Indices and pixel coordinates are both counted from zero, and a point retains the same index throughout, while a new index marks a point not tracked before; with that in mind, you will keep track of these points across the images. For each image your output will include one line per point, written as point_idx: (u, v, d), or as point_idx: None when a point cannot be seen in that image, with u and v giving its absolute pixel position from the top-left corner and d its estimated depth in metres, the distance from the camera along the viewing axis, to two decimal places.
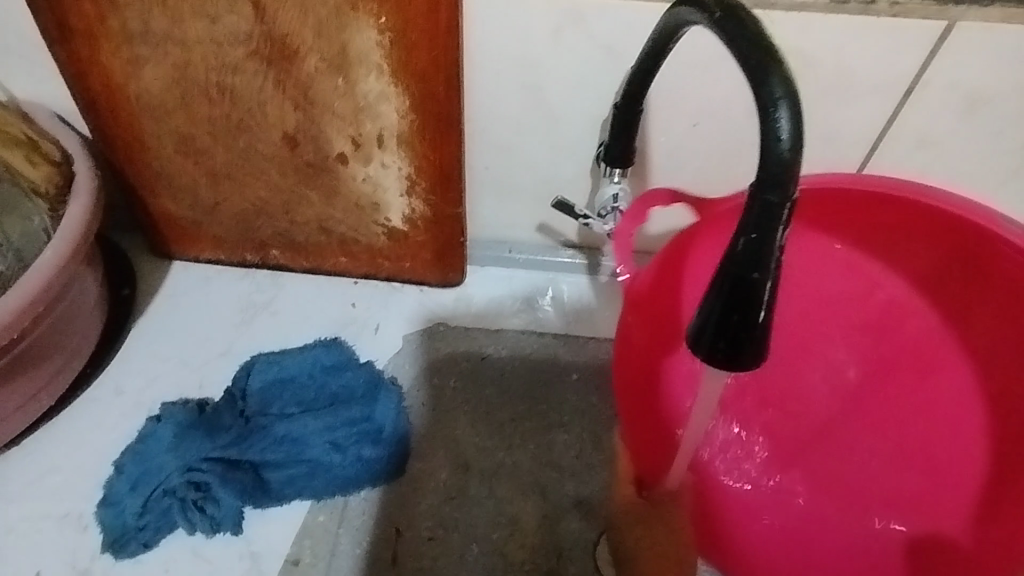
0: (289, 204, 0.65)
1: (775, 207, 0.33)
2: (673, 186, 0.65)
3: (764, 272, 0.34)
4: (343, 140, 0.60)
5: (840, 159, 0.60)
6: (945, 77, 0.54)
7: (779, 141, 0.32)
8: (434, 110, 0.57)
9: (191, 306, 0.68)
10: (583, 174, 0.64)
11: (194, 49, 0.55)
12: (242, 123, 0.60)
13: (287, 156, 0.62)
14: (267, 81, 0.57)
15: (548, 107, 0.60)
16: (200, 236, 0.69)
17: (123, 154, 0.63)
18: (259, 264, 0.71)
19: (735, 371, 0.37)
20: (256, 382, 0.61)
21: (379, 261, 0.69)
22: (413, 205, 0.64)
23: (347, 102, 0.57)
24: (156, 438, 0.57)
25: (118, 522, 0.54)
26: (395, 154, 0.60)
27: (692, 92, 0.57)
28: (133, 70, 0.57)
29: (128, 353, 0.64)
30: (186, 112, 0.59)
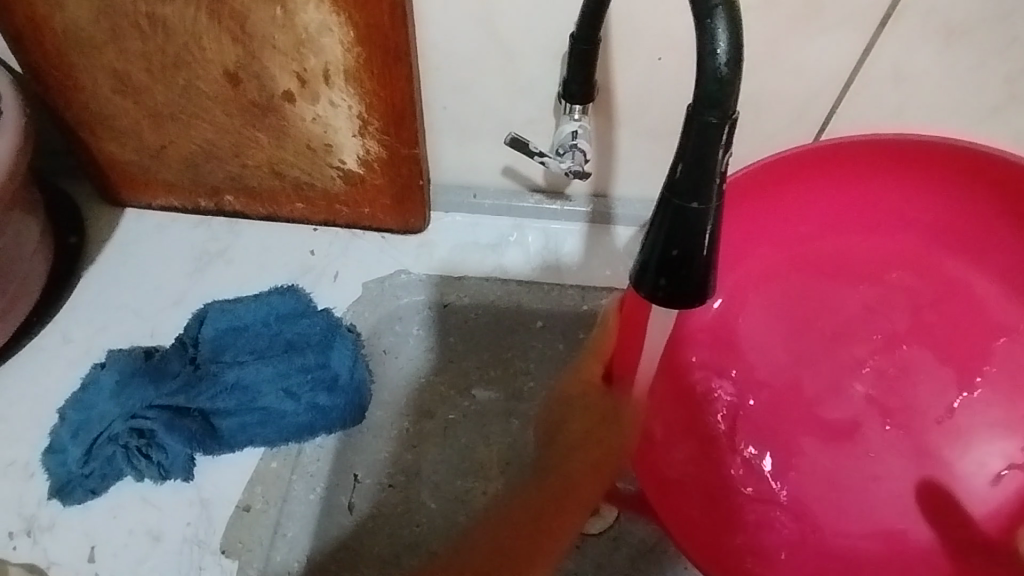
0: (238, 147, 0.63)
1: (714, 129, 0.30)
2: (640, 124, 0.61)
3: (703, 202, 0.31)
4: (288, 76, 0.57)
5: (814, 95, 0.57)
6: (923, 2, 0.51)
7: (715, 56, 0.29)
8: (382, 42, 0.53)
9: (142, 254, 0.66)
10: (544, 114, 0.61)
11: None
12: (180, 59, 0.56)
13: (231, 95, 0.58)
14: (201, 11, 0.53)
15: (502, 39, 0.56)
16: (150, 182, 0.66)
17: (57, 93, 0.59)
18: (214, 211, 0.69)
19: (679, 308, 0.35)
20: (208, 329, 0.60)
21: (336, 207, 0.67)
22: (366, 147, 0.61)
23: (288, 35, 0.54)
24: (100, 386, 0.56)
25: (63, 469, 0.53)
26: (344, 91, 0.57)
27: (656, 21, 0.54)
28: (57, 0, 0.54)
29: (78, 302, 0.63)
30: (119, 47, 0.56)
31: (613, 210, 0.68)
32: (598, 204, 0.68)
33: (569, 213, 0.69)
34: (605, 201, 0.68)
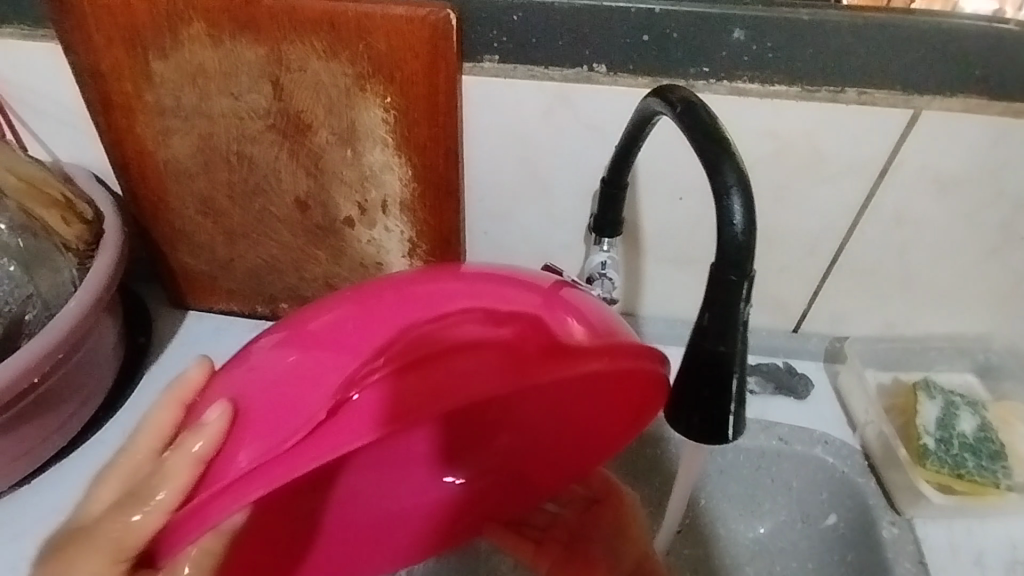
0: (299, 263, 0.70)
1: (735, 284, 0.35)
2: (663, 253, 0.67)
3: (729, 345, 0.36)
4: (350, 205, 0.64)
5: (823, 234, 0.63)
6: (915, 159, 0.57)
7: (733, 226, 0.35)
8: (435, 181, 0.61)
9: (202, 356, 0.72)
10: (576, 241, 0.67)
11: (217, 122, 0.61)
12: (258, 187, 0.64)
13: (298, 218, 0.66)
14: (282, 150, 0.62)
15: (541, 180, 0.64)
16: (215, 289, 0.73)
17: (149, 213, 0.68)
18: (269, 317, 0.75)
19: (712, 442, 0.38)
20: None
21: None
22: (413, 266, 0.67)
23: (354, 171, 0.62)
24: None
25: None
26: (398, 218, 0.64)
27: (677, 170, 0.61)
28: (164, 140, 0.63)
29: (138, 400, 0.68)
30: (208, 177, 0.65)
31: (640, 328, 0.73)
32: (625, 322, 0.73)
33: None
34: (632, 319, 0.73)
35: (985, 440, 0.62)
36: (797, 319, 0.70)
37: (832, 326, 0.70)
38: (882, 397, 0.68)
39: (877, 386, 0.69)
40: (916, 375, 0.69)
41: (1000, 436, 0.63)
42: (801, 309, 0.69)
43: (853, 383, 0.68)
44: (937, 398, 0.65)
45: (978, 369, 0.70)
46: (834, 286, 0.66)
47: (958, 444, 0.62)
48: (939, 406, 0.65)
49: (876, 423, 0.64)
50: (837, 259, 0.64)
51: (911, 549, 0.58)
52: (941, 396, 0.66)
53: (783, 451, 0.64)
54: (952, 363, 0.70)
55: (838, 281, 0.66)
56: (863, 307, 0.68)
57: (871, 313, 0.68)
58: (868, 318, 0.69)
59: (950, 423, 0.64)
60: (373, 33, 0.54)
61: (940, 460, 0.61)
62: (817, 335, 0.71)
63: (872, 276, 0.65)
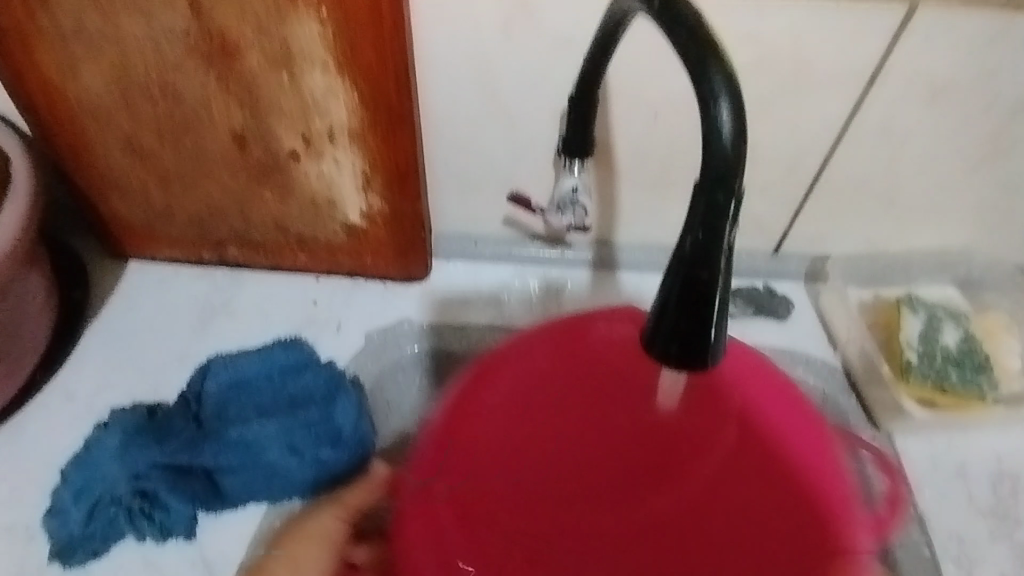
0: (244, 204, 0.63)
1: (721, 205, 0.31)
2: (638, 176, 0.63)
3: (713, 272, 0.32)
4: (293, 137, 0.58)
5: (807, 148, 0.59)
6: (909, 61, 0.52)
7: (722, 137, 0.30)
8: (385, 106, 0.55)
9: (145, 309, 0.66)
10: (544, 167, 0.62)
11: (129, 46, 0.53)
12: (188, 122, 0.57)
13: (236, 154, 0.59)
14: (210, 77, 0.54)
15: (502, 100, 0.57)
16: (154, 237, 0.67)
17: (66, 155, 0.60)
18: (217, 264, 0.69)
19: (689, 372, 0.35)
20: (212, 385, 0.60)
21: (340, 258, 0.67)
22: (369, 202, 0.62)
23: (294, 99, 0.55)
24: (103, 447, 0.55)
25: (64, 531, 0.53)
26: (348, 150, 0.58)
27: (652, 81, 0.56)
28: (70, 70, 0.55)
29: (80, 359, 0.63)
30: (128, 112, 0.57)
31: (615, 256, 0.69)
32: (600, 251, 0.69)
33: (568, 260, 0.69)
34: (607, 247, 0.69)
35: (970, 352, 0.61)
36: (778, 240, 0.67)
37: (813, 246, 0.67)
38: (863, 315, 0.66)
39: (858, 304, 0.67)
40: (896, 290, 0.67)
41: (985, 347, 0.62)
42: (782, 228, 0.66)
43: (836, 301, 0.67)
44: (920, 313, 0.64)
45: (961, 283, 0.68)
46: (816, 204, 0.63)
47: (942, 355, 0.61)
48: (922, 320, 0.63)
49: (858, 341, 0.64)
50: (820, 174, 0.61)
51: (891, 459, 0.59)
52: (924, 310, 0.64)
53: None
54: (933, 278, 0.68)
55: (821, 198, 0.63)
56: (846, 223, 0.65)
57: (853, 231, 0.65)
58: (850, 236, 0.66)
59: (934, 337, 0.62)
60: None
61: (923, 374, 0.60)
62: (798, 256, 0.68)
63: (856, 192, 0.62)
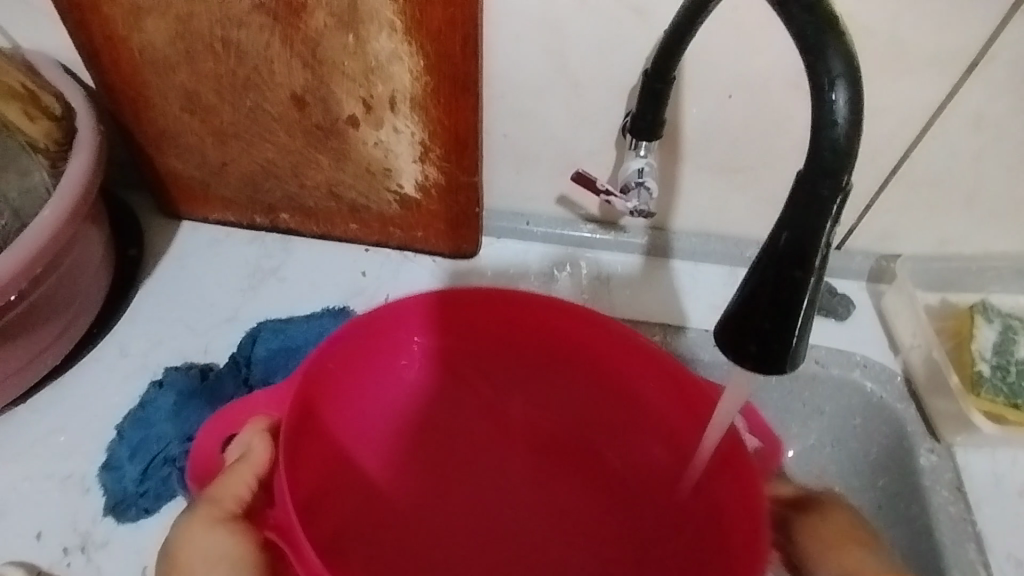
0: (299, 168, 0.63)
1: (826, 199, 0.29)
2: (704, 160, 0.60)
3: (806, 270, 0.30)
4: (354, 102, 0.57)
5: (889, 139, 0.56)
6: (1012, 50, 0.49)
7: (834, 125, 0.28)
8: (450, 72, 0.53)
9: (197, 270, 0.67)
10: (606, 146, 0.60)
11: (197, 0, 0.52)
12: (249, 81, 0.57)
13: (295, 117, 0.59)
14: (274, 35, 0.53)
15: (570, 73, 0.55)
16: (208, 198, 0.67)
17: (128, 108, 0.60)
18: (269, 228, 0.69)
19: (767, 375, 0.33)
20: (262, 349, 0.60)
21: (390, 229, 0.67)
22: (425, 173, 0.61)
23: (357, 61, 0.54)
24: (157, 406, 0.56)
25: (119, 487, 0.54)
26: (408, 118, 0.57)
27: (729, 61, 0.53)
28: (136, 22, 0.54)
29: (133, 316, 0.63)
30: (191, 68, 0.57)
31: (670, 244, 0.67)
32: (654, 237, 0.67)
33: (622, 244, 0.67)
34: (662, 234, 0.67)
35: None
36: (843, 235, 0.64)
37: (880, 244, 0.64)
38: (931, 320, 0.63)
39: (926, 308, 0.64)
40: (968, 297, 0.64)
41: None
42: (850, 224, 0.63)
43: (901, 305, 0.63)
44: (995, 322, 0.61)
45: None
46: (890, 200, 0.60)
47: (1016, 369, 0.58)
48: (997, 330, 0.61)
49: (924, 347, 0.60)
50: (899, 167, 0.57)
51: (949, 476, 0.55)
52: (999, 320, 0.61)
53: (819, 375, 0.61)
54: (1009, 284, 0.64)
55: (896, 194, 0.60)
56: (919, 221, 0.62)
57: (927, 229, 0.62)
58: (922, 235, 0.63)
59: (1008, 348, 0.60)
60: None
61: (995, 388, 0.57)
62: (862, 253, 0.65)
63: (935, 189, 0.59)
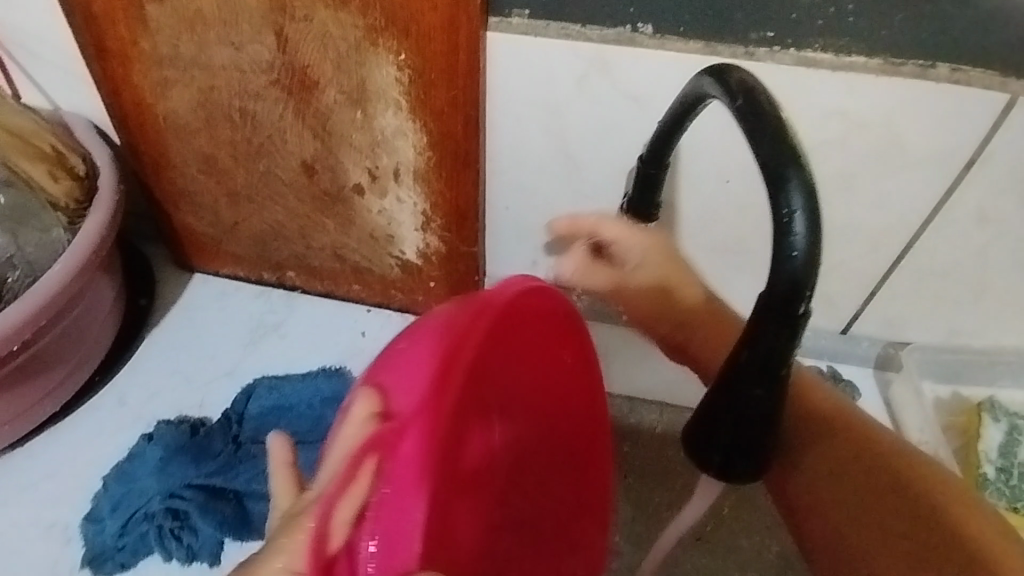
0: (306, 230, 0.65)
1: (785, 325, 0.29)
2: (703, 241, 0.60)
3: (767, 389, 0.30)
4: (360, 171, 0.59)
5: (889, 230, 0.55)
6: (1011, 151, 0.49)
7: (792, 253, 0.28)
8: (452, 149, 0.55)
9: (203, 323, 0.69)
10: None
11: (219, 74, 0.55)
12: (263, 148, 0.59)
13: (304, 183, 0.61)
14: (288, 108, 0.56)
15: (569, 153, 0.57)
16: (220, 252, 0.69)
17: (150, 168, 0.64)
18: (276, 284, 0.71)
19: (729, 482, 0.34)
20: (254, 407, 0.61)
21: (392, 292, 0.68)
22: (427, 240, 0.62)
23: (365, 135, 0.56)
24: (144, 459, 0.56)
25: (99, 539, 0.54)
26: (411, 189, 0.59)
27: (725, 149, 0.54)
28: (162, 92, 0.58)
29: (136, 365, 0.65)
30: (210, 135, 0.60)
31: None
32: None
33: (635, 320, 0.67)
34: None
35: None
36: (847, 320, 0.63)
37: (886, 331, 0.63)
38: (939, 414, 0.62)
39: (934, 401, 0.62)
40: (980, 391, 0.62)
41: None
42: (854, 309, 0.62)
43: (908, 397, 0.62)
44: (1003, 421, 0.60)
45: None
46: (894, 288, 0.59)
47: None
48: (1004, 430, 0.59)
49: (932, 444, 0.58)
50: (901, 258, 0.57)
51: None
52: (1006, 420, 0.60)
53: None
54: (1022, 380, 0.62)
55: (899, 284, 0.59)
56: (925, 311, 0.60)
57: (934, 319, 0.61)
58: (928, 324, 0.61)
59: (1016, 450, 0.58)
60: None
61: (999, 492, 0.56)
62: (868, 339, 0.63)
63: (940, 281, 0.58)
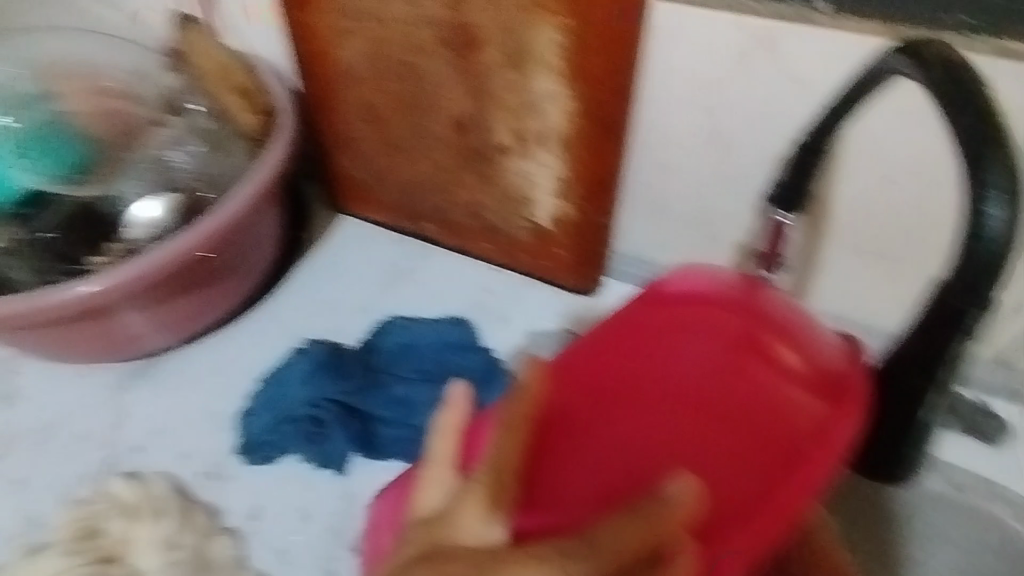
0: (448, 184, 0.68)
1: (989, 275, 0.36)
2: (853, 242, 0.57)
3: (984, 295, 0.37)
4: (506, 132, 0.61)
5: None
6: None
7: (988, 237, 0.35)
8: (600, 118, 0.56)
9: (348, 260, 0.75)
10: (746, 210, 0.59)
11: (392, 29, 0.59)
12: (421, 102, 0.63)
13: (453, 139, 0.64)
14: (449, 66, 0.59)
15: (719, 133, 0.55)
16: (368, 197, 0.75)
17: (320, 112, 0.70)
18: (413, 233, 0.76)
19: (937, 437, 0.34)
20: (389, 341, 0.66)
21: (519, 254, 0.70)
22: (560, 206, 0.64)
23: (517, 97, 0.58)
24: (293, 369, 0.63)
25: (253, 431, 0.62)
26: (553, 154, 0.60)
27: (894, 146, 0.51)
28: (340, 43, 0.63)
29: (290, 290, 0.73)
30: (376, 86, 0.64)
31: None
32: None
33: None
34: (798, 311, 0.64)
35: None
36: None
37: None
38: None
39: None
40: None
41: None
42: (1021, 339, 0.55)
43: None
44: None
45: None
46: None
47: None
48: None
49: None
50: None
51: None
52: None
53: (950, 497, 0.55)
54: None
55: None
56: None
57: None
58: None
59: None
60: None
61: None
62: None
63: None
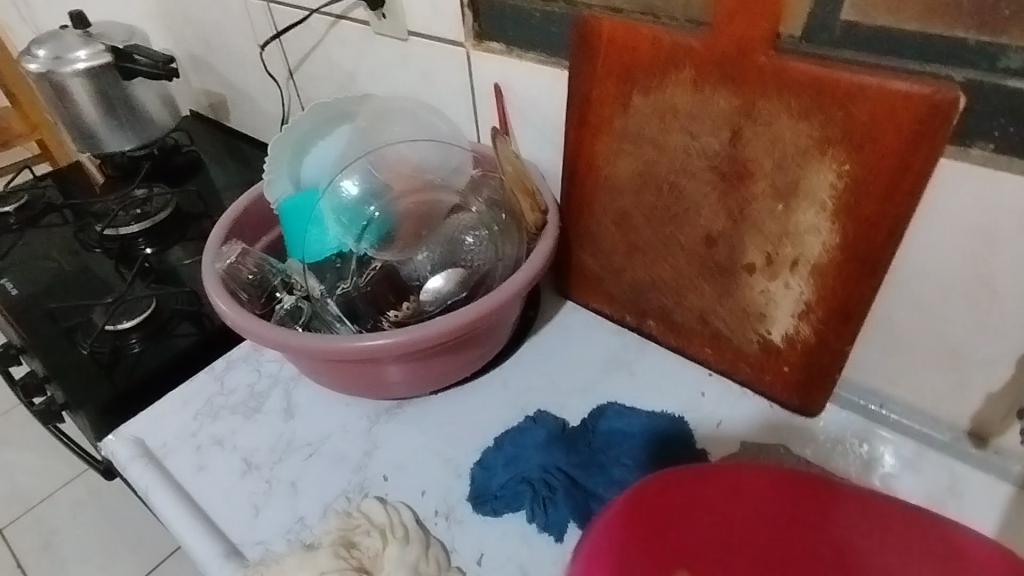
0: (683, 291, 0.74)
1: None
2: None
3: None
4: (758, 254, 0.66)
5: None
6: None
7: None
8: (863, 254, 0.59)
9: (571, 342, 0.83)
10: (1005, 361, 0.59)
11: (667, 155, 0.68)
12: (677, 217, 0.70)
13: (700, 253, 0.70)
14: (714, 191, 0.66)
15: (989, 283, 0.57)
16: (598, 289, 0.83)
17: (575, 212, 0.81)
18: (634, 327, 0.82)
19: None
20: (605, 424, 0.71)
21: (741, 364, 0.73)
22: (799, 327, 0.66)
23: (779, 225, 0.63)
24: (529, 434, 0.70)
25: (484, 483, 0.69)
26: (803, 280, 0.64)
27: None
28: (614, 160, 0.73)
29: (519, 360, 0.82)
30: (636, 198, 0.73)
31: None
32: None
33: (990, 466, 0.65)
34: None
35: None
36: None
37: None
38: None
39: None
40: None
41: None
42: None
43: None
44: None
45: None
46: None
47: None
48: None
49: None
50: None
51: None
52: None
53: None
54: None
55: None
56: None
57: None
58: None
59: None
60: (859, 103, 0.54)
61: None
62: None
63: None
